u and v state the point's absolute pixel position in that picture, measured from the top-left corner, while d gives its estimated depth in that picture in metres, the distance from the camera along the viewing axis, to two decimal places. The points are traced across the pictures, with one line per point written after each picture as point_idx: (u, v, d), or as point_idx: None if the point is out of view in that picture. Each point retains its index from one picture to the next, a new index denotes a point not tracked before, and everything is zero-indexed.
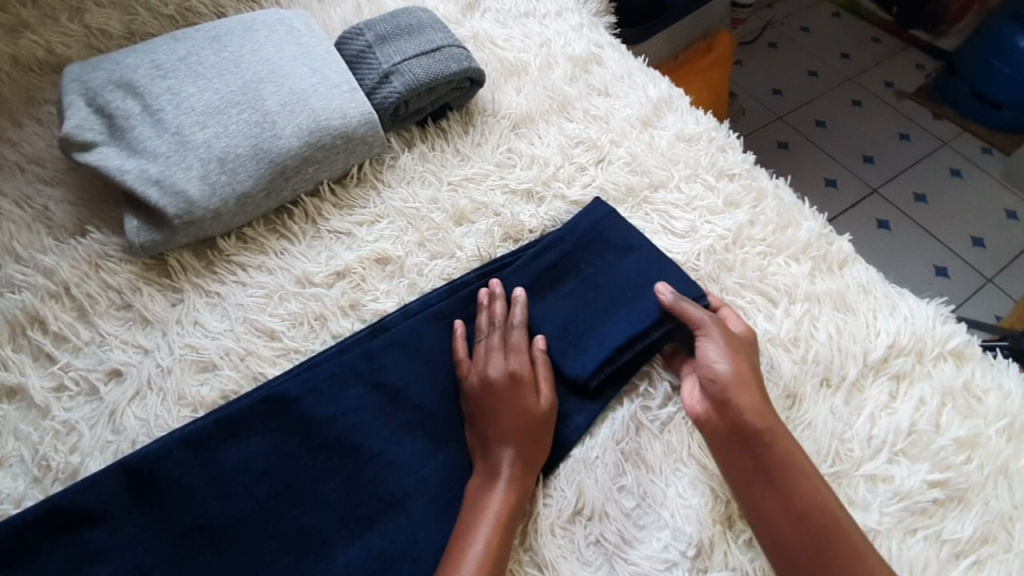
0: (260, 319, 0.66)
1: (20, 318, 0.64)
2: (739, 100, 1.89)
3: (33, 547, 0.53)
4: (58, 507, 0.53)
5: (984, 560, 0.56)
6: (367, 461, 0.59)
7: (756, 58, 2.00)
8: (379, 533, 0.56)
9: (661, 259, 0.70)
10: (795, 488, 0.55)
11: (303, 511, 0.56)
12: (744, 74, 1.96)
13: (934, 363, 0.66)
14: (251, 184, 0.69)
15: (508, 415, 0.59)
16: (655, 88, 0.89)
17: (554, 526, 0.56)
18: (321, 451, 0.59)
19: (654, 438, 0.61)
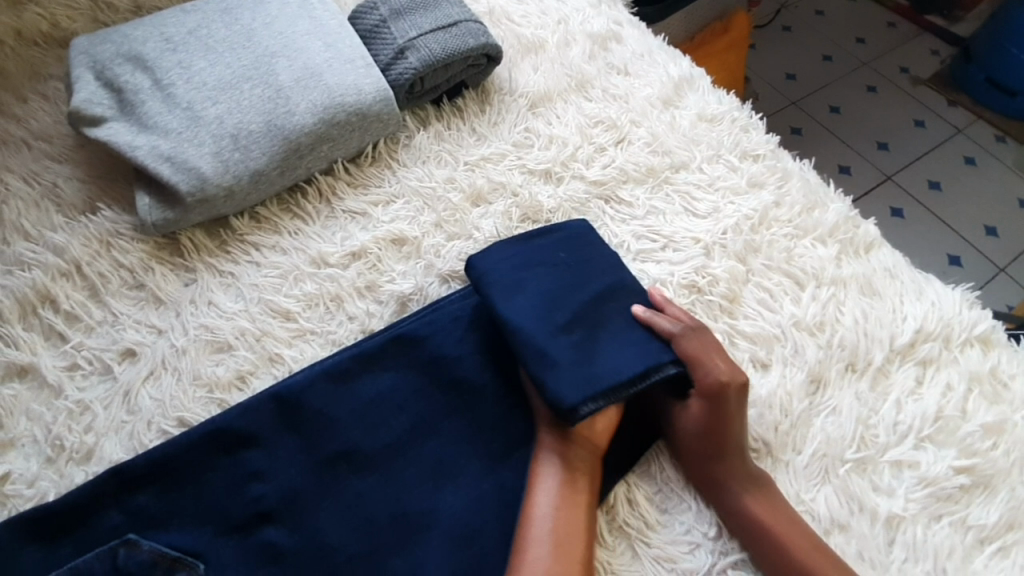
0: (274, 300, 0.65)
1: (31, 296, 0.63)
2: (752, 85, 1.86)
3: (90, 517, 0.52)
4: (121, 471, 0.53)
5: (1009, 547, 0.55)
6: (493, 400, 0.60)
7: (770, 42, 1.96)
8: (514, 467, 0.57)
9: (633, 345, 0.59)
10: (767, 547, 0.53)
11: (327, 513, 0.54)
12: (757, 58, 1.93)
13: (960, 349, 0.65)
14: (264, 161, 0.68)
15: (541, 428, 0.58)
16: (677, 67, 0.86)
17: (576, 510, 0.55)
18: (450, 390, 0.60)
19: None
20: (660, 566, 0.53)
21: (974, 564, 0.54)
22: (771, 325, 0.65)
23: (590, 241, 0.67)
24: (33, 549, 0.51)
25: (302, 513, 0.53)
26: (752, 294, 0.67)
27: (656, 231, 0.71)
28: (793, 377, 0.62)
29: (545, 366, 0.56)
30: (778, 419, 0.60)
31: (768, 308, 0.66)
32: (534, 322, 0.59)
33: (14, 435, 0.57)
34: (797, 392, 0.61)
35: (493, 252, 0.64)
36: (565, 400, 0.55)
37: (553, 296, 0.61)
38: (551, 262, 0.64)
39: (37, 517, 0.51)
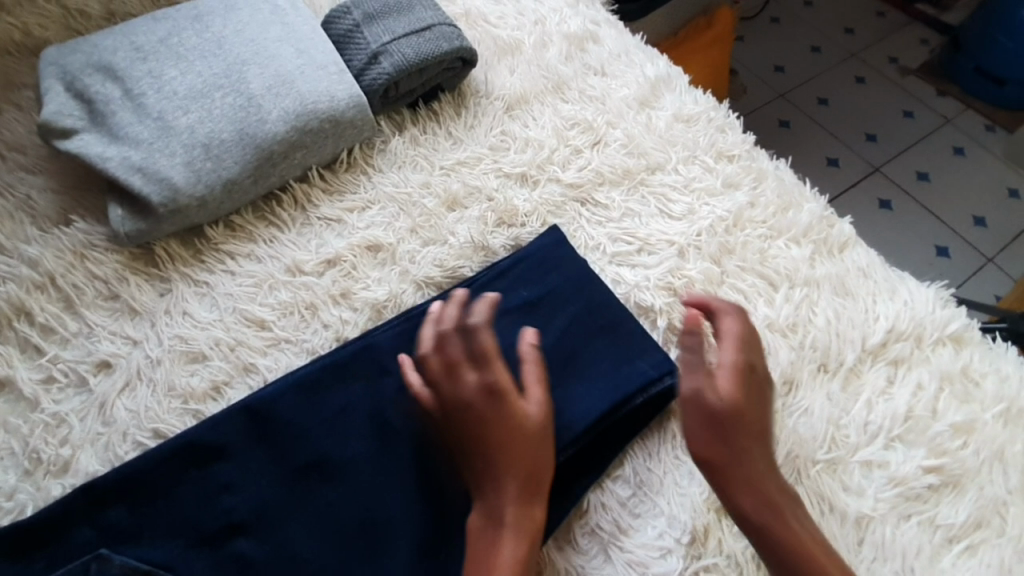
0: (249, 309, 0.65)
1: (5, 309, 0.64)
2: (741, 79, 1.85)
3: (64, 530, 0.52)
4: (93, 485, 0.53)
5: (977, 545, 0.55)
6: None
7: (758, 35, 1.95)
8: None
9: (598, 384, 0.61)
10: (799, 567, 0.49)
11: (296, 524, 0.54)
12: (746, 51, 1.92)
13: (932, 348, 0.65)
14: (237, 170, 0.68)
15: (499, 430, 0.54)
16: (654, 67, 0.86)
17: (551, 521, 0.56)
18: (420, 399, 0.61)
19: (664, 443, 0.60)
20: (632, 570, 0.54)
21: (941, 562, 0.55)
22: None
23: (557, 256, 0.69)
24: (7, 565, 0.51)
25: (274, 524, 0.54)
26: (726, 296, 0.67)
27: (631, 234, 0.72)
28: None
29: None
30: None
31: (742, 310, 0.66)
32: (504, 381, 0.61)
33: None
34: None
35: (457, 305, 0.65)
36: None
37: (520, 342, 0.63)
38: (514, 306, 0.65)
39: (10, 532, 0.51)
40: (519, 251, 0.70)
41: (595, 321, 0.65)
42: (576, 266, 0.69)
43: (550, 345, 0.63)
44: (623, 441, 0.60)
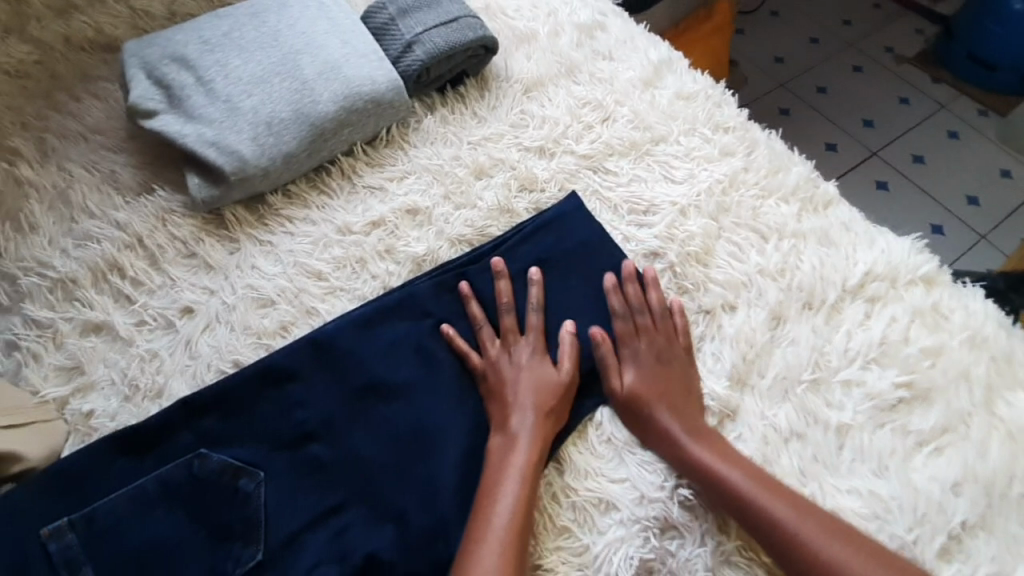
0: (309, 262, 0.75)
1: (101, 265, 0.75)
2: (741, 69, 1.94)
3: (167, 438, 0.63)
4: (192, 401, 0.64)
5: (943, 447, 0.65)
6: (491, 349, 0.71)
7: (757, 28, 2.04)
8: None
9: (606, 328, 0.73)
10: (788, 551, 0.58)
11: (358, 433, 0.65)
12: (746, 42, 2.00)
13: (906, 287, 0.74)
14: (296, 145, 0.78)
15: (526, 381, 0.67)
16: (657, 52, 0.96)
17: (575, 434, 0.67)
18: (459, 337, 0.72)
19: None
20: (643, 469, 0.65)
21: (912, 462, 0.64)
22: (739, 273, 0.74)
23: (575, 218, 0.78)
24: (122, 463, 0.61)
25: (340, 433, 0.65)
26: (723, 247, 0.77)
27: (639, 197, 0.81)
28: (757, 315, 0.72)
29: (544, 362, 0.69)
30: (744, 349, 0.70)
31: (737, 259, 0.76)
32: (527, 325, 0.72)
33: (95, 379, 0.69)
34: (760, 328, 0.71)
35: (487, 261, 0.75)
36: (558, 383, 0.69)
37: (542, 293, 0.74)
38: (536, 262, 0.75)
39: (125, 437, 0.61)
40: (542, 213, 0.79)
41: (608, 275, 0.75)
42: (590, 227, 0.78)
43: (564, 298, 0.74)
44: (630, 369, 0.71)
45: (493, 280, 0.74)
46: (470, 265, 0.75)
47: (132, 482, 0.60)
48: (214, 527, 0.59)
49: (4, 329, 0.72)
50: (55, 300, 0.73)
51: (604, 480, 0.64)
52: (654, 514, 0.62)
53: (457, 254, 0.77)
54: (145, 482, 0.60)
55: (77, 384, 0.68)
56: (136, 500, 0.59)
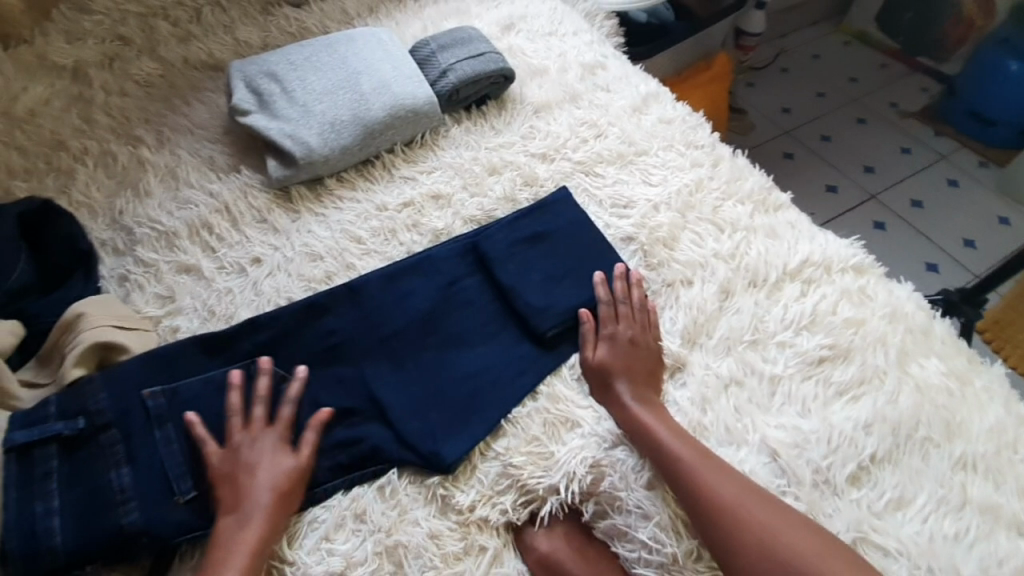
0: (352, 229, 0.96)
1: (196, 223, 0.97)
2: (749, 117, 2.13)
3: (237, 343, 0.81)
4: (260, 319, 0.83)
5: (859, 396, 0.78)
6: (488, 303, 0.89)
7: (763, 81, 2.24)
8: (505, 334, 0.87)
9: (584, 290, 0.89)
10: (703, 517, 0.68)
11: (379, 354, 0.83)
12: (754, 94, 2.21)
13: (838, 273, 0.89)
14: (351, 141, 1.01)
15: (260, 480, 0.69)
16: (646, 86, 1.16)
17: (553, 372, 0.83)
18: (464, 292, 0.90)
19: None
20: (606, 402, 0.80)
21: (832, 405, 0.77)
22: (697, 255, 0.90)
23: (566, 207, 0.97)
24: (204, 355, 0.80)
25: (365, 353, 0.83)
26: (686, 236, 0.93)
27: (620, 194, 0.99)
28: (708, 289, 0.87)
29: (530, 313, 0.87)
30: (695, 314, 0.85)
31: (697, 245, 0.92)
32: (521, 283, 0.90)
33: (182, 305, 0.88)
34: (710, 299, 0.86)
35: (492, 234, 0.94)
36: (540, 328, 0.85)
37: (534, 262, 0.92)
38: (531, 238, 0.94)
39: (210, 337, 0.81)
40: (540, 201, 0.98)
41: (588, 251, 0.93)
42: (578, 214, 0.97)
43: (552, 266, 0.92)
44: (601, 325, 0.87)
45: (494, 249, 0.92)
46: (478, 238, 0.94)
47: (206, 372, 0.79)
48: (263, 412, 0.77)
49: (119, 266, 0.94)
50: (159, 246, 0.95)
51: (569, 407, 0.80)
52: (608, 429, 0.77)
53: (469, 230, 0.97)
54: (220, 370, 0.78)
55: (169, 307, 0.88)
56: (213, 382, 0.78)
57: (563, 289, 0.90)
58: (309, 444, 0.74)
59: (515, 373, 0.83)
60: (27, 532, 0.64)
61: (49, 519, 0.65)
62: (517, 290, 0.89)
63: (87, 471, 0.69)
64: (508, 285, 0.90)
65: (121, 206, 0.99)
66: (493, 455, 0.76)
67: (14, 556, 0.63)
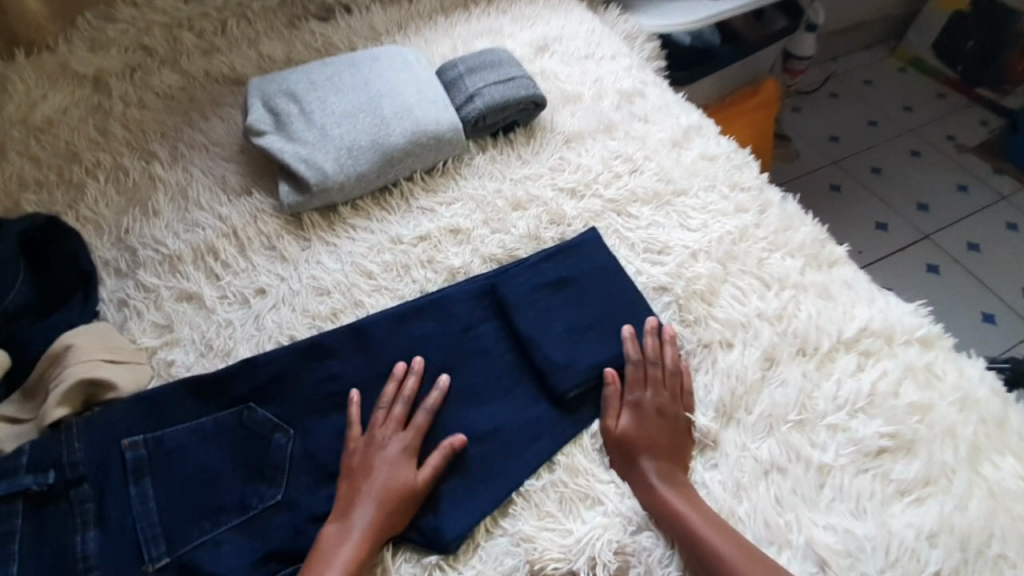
0: (363, 263, 0.89)
1: (202, 248, 0.91)
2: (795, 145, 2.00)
3: (227, 388, 0.75)
4: (256, 363, 0.76)
5: (924, 497, 0.69)
6: (502, 353, 0.81)
7: (809, 107, 2.12)
8: (520, 391, 0.78)
9: (609, 347, 0.81)
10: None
11: (380, 407, 0.76)
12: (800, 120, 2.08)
13: (901, 346, 0.80)
14: (368, 167, 0.95)
15: (374, 484, 0.68)
16: (688, 118, 1.07)
17: (571, 440, 0.75)
18: (477, 340, 0.82)
19: None
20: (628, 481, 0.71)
21: (890, 508, 0.68)
22: (739, 314, 0.81)
23: (593, 249, 0.89)
24: (195, 400, 0.74)
25: (365, 405, 0.76)
26: (728, 291, 0.83)
27: (654, 239, 0.90)
28: (750, 354, 0.78)
29: (549, 369, 0.78)
30: (734, 382, 0.76)
31: (739, 302, 0.82)
32: (541, 332, 0.81)
33: (180, 337, 0.83)
34: (752, 365, 0.77)
35: (512, 277, 0.86)
36: (559, 388, 0.77)
37: (555, 310, 0.84)
38: (554, 283, 0.86)
39: (202, 380, 0.75)
40: (566, 242, 0.90)
41: (616, 301, 0.84)
42: (606, 258, 0.88)
43: (575, 316, 0.84)
44: None
45: (514, 294, 0.84)
46: (497, 280, 0.86)
47: (194, 420, 0.73)
48: (248, 468, 0.71)
49: (119, 289, 0.89)
50: (162, 270, 0.90)
51: (587, 484, 0.71)
52: (633, 509, 0.69)
53: (488, 271, 0.89)
54: (207, 420, 0.73)
55: (166, 338, 0.83)
56: (198, 433, 0.72)
57: (585, 343, 0.81)
58: (432, 463, 0.71)
59: (529, 439, 0.74)
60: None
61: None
62: (536, 341, 0.80)
63: (52, 532, 0.65)
64: (526, 335, 0.81)
65: (128, 225, 0.95)
66: (500, 532, 0.68)
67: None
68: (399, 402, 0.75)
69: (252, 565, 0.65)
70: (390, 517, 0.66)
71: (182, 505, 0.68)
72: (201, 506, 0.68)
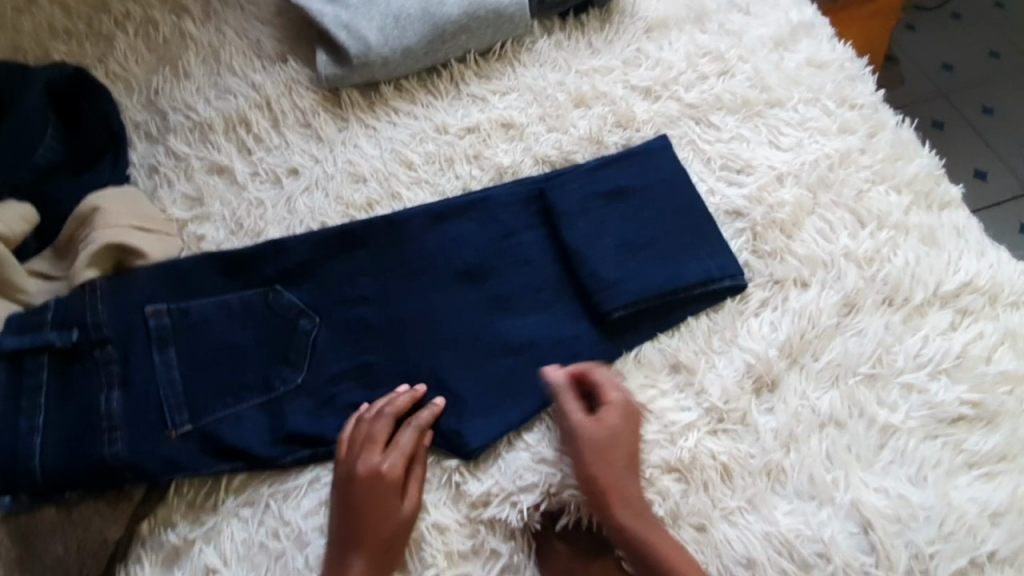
0: (404, 152, 0.81)
1: (233, 118, 0.84)
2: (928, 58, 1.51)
3: (253, 267, 0.72)
4: (285, 245, 0.72)
5: (995, 473, 0.61)
6: (546, 265, 0.74)
7: (968, 2, 1.55)
8: (561, 307, 0.72)
9: (665, 270, 0.71)
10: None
11: (410, 306, 0.71)
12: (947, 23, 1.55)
13: (1006, 308, 0.69)
14: (415, 41, 0.84)
15: (371, 525, 0.59)
16: (799, 12, 0.88)
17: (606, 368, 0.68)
18: (519, 247, 0.75)
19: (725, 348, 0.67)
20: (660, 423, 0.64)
21: (955, 480, 0.61)
22: (823, 251, 0.71)
23: (661, 158, 0.78)
24: (220, 277, 0.71)
25: (395, 302, 0.72)
26: (813, 223, 0.73)
27: (736, 155, 0.78)
28: (829, 297, 0.68)
29: (595, 286, 0.71)
30: (805, 327, 0.67)
31: (825, 238, 0.72)
32: (591, 247, 0.73)
33: (210, 212, 0.79)
34: (829, 310, 0.68)
35: (565, 183, 0.77)
36: (603, 307, 0.69)
37: (609, 224, 0.75)
38: (611, 193, 0.76)
39: (229, 257, 0.72)
40: (630, 149, 0.79)
41: (680, 221, 0.74)
42: (675, 171, 0.77)
43: (631, 233, 0.74)
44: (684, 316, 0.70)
45: (564, 200, 0.75)
46: (547, 184, 0.77)
47: (218, 295, 0.71)
48: (271, 351, 0.69)
49: (149, 155, 0.83)
50: (192, 139, 0.83)
51: None
52: (663, 459, 0.62)
53: (539, 174, 0.80)
54: (232, 297, 0.70)
55: (196, 212, 0.78)
56: (222, 310, 0.70)
57: (639, 263, 0.72)
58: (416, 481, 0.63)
59: (564, 357, 0.69)
60: (7, 447, 0.61)
61: (32, 438, 0.62)
62: (584, 255, 0.73)
63: (78, 389, 0.65)
64: (573, 247, 0.73)
65: (158, 86, 0.87)
66: (524, 447, 0.65)
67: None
68: (383, 418, 0.65)
69: (269, 443, 0.65)
70: (385, 558, 0.59)
71: (206, 378, 0.67)
72: (224, 381, 0.67)
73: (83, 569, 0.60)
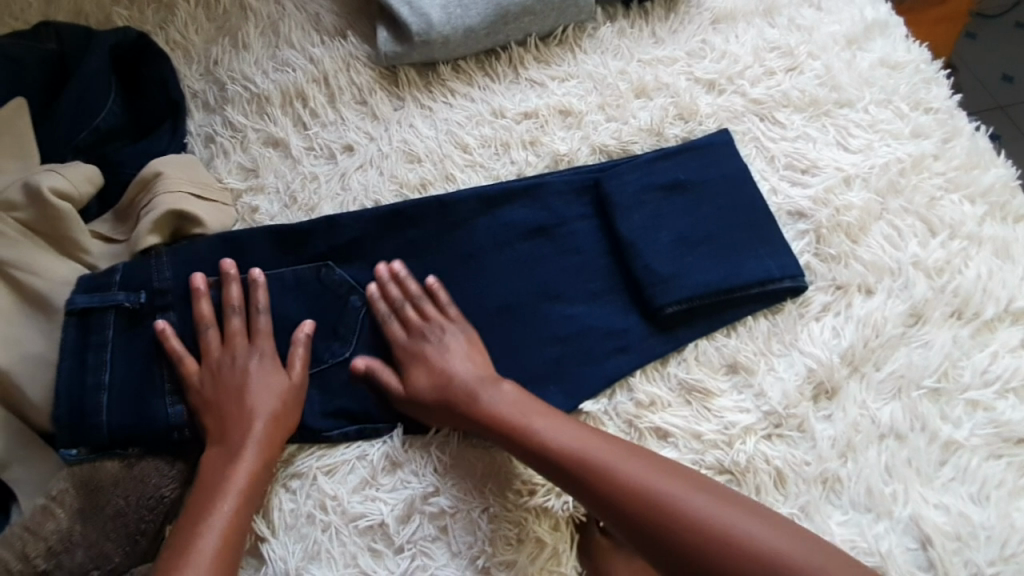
0: (460, 134, 0.80)
1: (289, 91, 0.84)
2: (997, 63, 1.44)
3: (305, 242, 0.72)
4: (338, 221, 0.72)
5: None
6: (596, 255, 0.73)
7: None
8: (611, 300, 0.71)
9: (722, 268, 0.70)
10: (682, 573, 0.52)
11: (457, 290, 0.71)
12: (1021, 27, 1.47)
13: None
14: (477, 21, 0.82)
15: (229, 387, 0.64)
16: (874, 10, 0.85)
17: (657, 365, 0.67)
18: (568, 237, 0.74)
19: (782, 352, 0.66)
20: (712, 420, 0.63)
21: (1019, 501, 0.59)
22: (890, 259, 0.69)
23: (721, 153, 0.76)
24: (273, 249, 0.71)
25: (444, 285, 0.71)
26: (880, 229, 0.70)
27: (802, 154, 0.75)
28: (894, 306, 0.67)
29: (647, 280, 0.70)
30: (867, 335, 0.65)
31: (892, 245, 0.69)
32: (645, 239, 0.72)
33: (265, 184, 0.79)
34: (893, 319, 0.66)
35: (621, 173, 0.75)
36: (655, 303, 0.68)
37: (663, 216, 0.73)
38: (667, 185, 0.74)
39: (282, 230, 0.72)
40: (689, 142, 0.77)
41: (739, 218, 0.72)
42: (734, 166, 0.75)
43: (686, 228, 0.73)
44: (740, 316, 0.68)
45: (619, 191, 0.74)
46: (603, 174, 0.76)
47: (272, 270, 0.71)
48: (323, 326, 0.69)
49: (206, 125, 0.84)
50: (249, 110, 0.83)
51: (676, 407, 0.65)
52: (717, 459, 0.62)
53: (594, 163, 0.78)
54: (285, 270, 0.71)
55: (251, 183, 0.79)
56: (275, 282, 0.70)
57: (693, 260, 0.71)
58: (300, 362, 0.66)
59: (612, 350, 0.68)
60: (75, 399, 0.63)
61: (98, 394, 0.63)
62: (635, 247, 0.71)
63: (140, 350, 0.66)
64: (625, 240, 0.72)
65: (216, 56, 0.87)
66: None
67: (61, 422, 0.62)
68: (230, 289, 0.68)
69: (318, 415, 0.66)
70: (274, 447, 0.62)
71: None
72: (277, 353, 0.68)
73: (142, 524, 0.61)
